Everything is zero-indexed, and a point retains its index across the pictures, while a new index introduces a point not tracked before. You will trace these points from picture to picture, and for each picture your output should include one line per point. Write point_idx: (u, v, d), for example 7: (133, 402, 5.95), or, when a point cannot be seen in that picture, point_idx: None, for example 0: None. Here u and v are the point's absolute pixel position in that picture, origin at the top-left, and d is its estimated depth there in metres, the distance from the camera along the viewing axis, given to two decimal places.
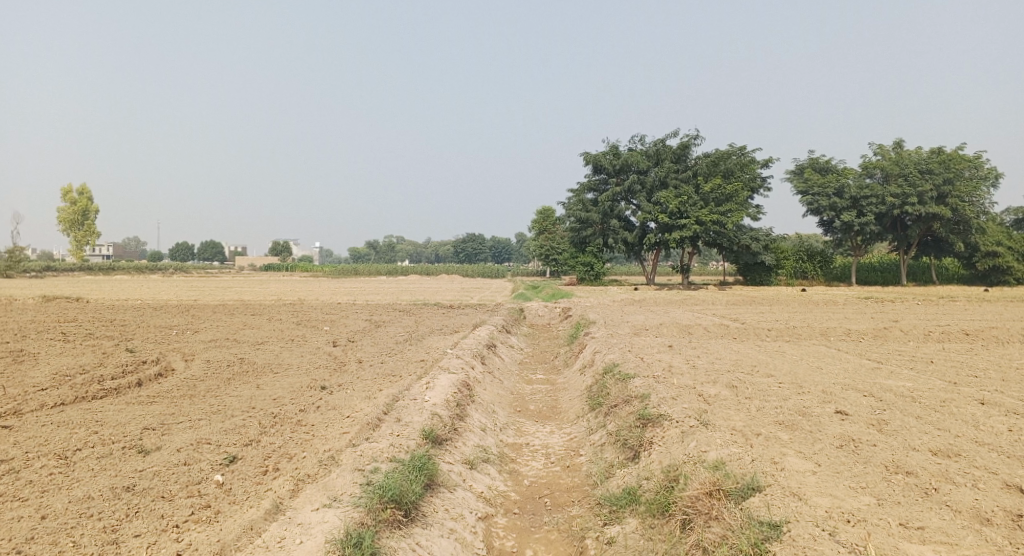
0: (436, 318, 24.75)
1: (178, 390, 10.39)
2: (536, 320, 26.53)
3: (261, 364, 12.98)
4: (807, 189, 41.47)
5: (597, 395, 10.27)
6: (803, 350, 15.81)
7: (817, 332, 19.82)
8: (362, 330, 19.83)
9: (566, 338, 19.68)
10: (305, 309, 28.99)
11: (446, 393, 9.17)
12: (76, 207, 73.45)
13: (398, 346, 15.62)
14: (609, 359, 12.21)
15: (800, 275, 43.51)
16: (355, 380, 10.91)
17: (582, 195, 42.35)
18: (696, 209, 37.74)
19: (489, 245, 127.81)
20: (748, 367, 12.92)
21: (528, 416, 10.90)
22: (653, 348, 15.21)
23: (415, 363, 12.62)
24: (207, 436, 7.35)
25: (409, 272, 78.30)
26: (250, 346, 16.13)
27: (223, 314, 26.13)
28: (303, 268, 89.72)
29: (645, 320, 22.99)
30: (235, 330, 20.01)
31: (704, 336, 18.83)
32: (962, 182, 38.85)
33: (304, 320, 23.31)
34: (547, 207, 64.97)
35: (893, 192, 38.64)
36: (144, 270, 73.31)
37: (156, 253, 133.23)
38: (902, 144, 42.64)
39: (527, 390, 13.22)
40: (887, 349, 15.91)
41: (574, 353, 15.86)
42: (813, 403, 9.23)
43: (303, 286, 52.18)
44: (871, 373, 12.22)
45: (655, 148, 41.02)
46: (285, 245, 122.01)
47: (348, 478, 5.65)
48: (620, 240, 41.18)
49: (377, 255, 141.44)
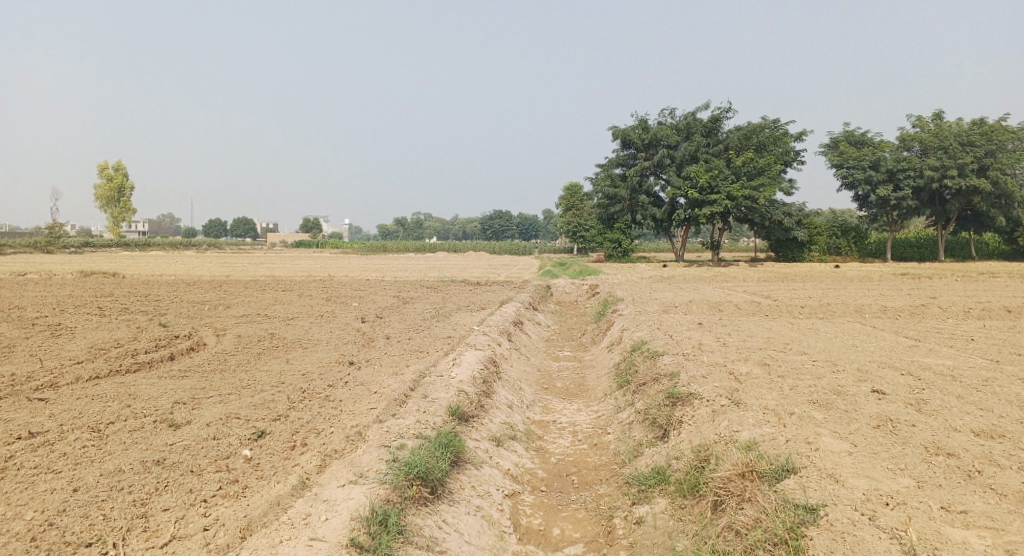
0: (464, 294, 24.75)
1: (209, 364, 10.51)
2: (563, 297, 26.41)
3: (290, 340, 13.08)
4: (842, 163, 40.40)
5: (625, 373, 10.14)
6: (837, 327, 15.46)
7: (852, 309, 19.38)
8: (390, 306, 19.92)
9: (593, 315, 19.53)
10: (334, 285, 29.20)
11: (473, 369, 9.12)
12: (113, 184, 74.81)
13: (425, 323, 15.63)
14: (637, 336, 12.06)
15: (833, 251, 42.59)
16: (383, 356, 10.93)
17: (610, 171, 41.86)
18: (726, 183, 37.07)
19: (516, 223, 127.68)
20: (780, 344, 12.66)
21: (555, 393, 10.83)
22: (682, 326, 15.00)
23: (442, 339, 12.61)
24: (237, 411, 7.40)
25: (437, 249, 78.56)
26: (280, 321, 16.28)
27: (254, 290, 26.45)
28: (332, 244, 90.48)
29: (674, 297, 22.74)
30: (266, 306, 20.22)
31: (734, 313, 18.54)
32: (1004, 154, 37.54)
33: (333, 296, 23.48)
34: (574, 183, 64.46)
35: (932, 165, 37.49)
36: (179, 246, 74.62)
37: (189, 230, 135.47)
38: (942, 116, 41.25)
39: (554, 367, 13.13)
40: (925, 326, 15.49)
41: (602, 330, 15.72)
42: (848, 382, 9.01)
43: (332, 262, 52.64)
44: (908, 351, 11.88)
45: (685, 121, 40.31)
46: (315, 222, 123.19)
47: (374, 455, 5.61)
48: (649, 216, 40.69)
49: (405, 232, 142.20)
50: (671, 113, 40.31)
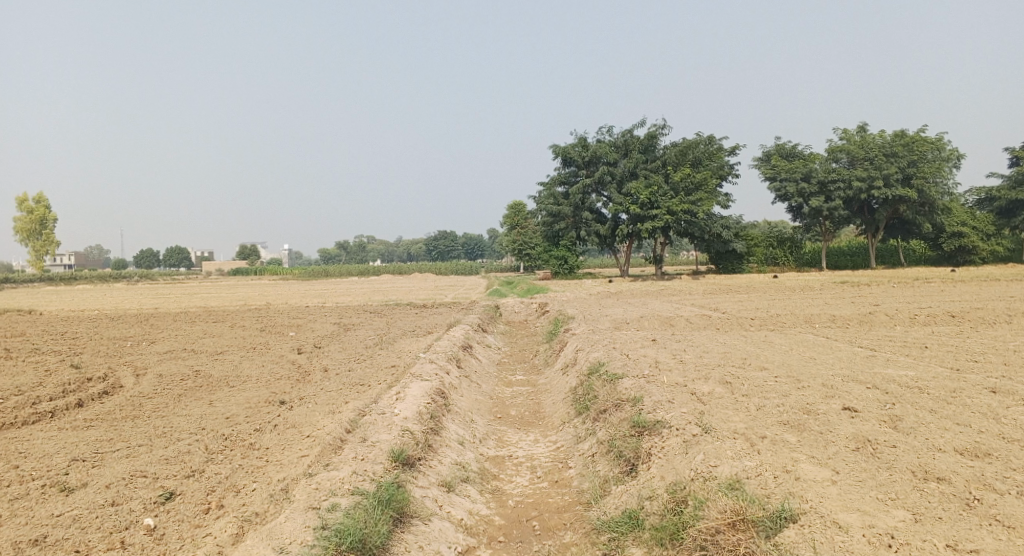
0: (409, 318, 23.77)
1: (121, 410, 9.34)
2: (511, 317, 25.72)
3: (217, 378, 11.95)
4: (775, 175, 41.09)
5: (583, 398, 9.48)
6: (791, 339, 15.19)
7: (802, 319, 19.29)
8: (329, 335, 18.80)
9: (544, 335, 18.90)
10: (272, 314, 27.73)
11: (419, 403, 8.29)
12: (34, 216, 70.78)
13: (367, 351, 14.65)
14: (593, 358, 11.41)
15: (770, 262, 43.17)
16: (319, 392, 9.99)
17: (552, 189, 41.55)
18: (666, 199, 37.27)
19: (461, 242, 127.04)
20: (739, 360, 12.22)
21: (509, 424, 10.07)
22: (636, 343, 14.48)
23: (385, 370, 11.71)
24: (143, 468, 6.36)
25: (381, 272, 76.93)
26: (208, 357, 15.04)
27: (184, 323, 24.86)
28: (272, 270, 87.63)
29: (625, 313, 22.31)
30: (195, 339, 18.84)
31: (687, 328, 18.20)
32: (926, 165, 38.87)
33: (268, 326, 22.16)
34: (516, 201, 63.95)
35: (860, 176, 38.53)
36: (108, 279, 70.79)
37: (119, 260, 129.71)
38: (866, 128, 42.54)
39: (506, 393, 12.39)
40: (876, 335, 15.39)
41: (555, 351, 15.04)
42: (816, 399, 8.58)
43: (271, 290, 50.83)
44: (867, 362, 11.59)
45: (624, 138, 40.39)
46: (252, 249, 119.60)
47: (300, 522, 4.78)
48: (592, 233, 40.46)
49: (349, 255, 139.69)
50: (609, 131, 40.37)
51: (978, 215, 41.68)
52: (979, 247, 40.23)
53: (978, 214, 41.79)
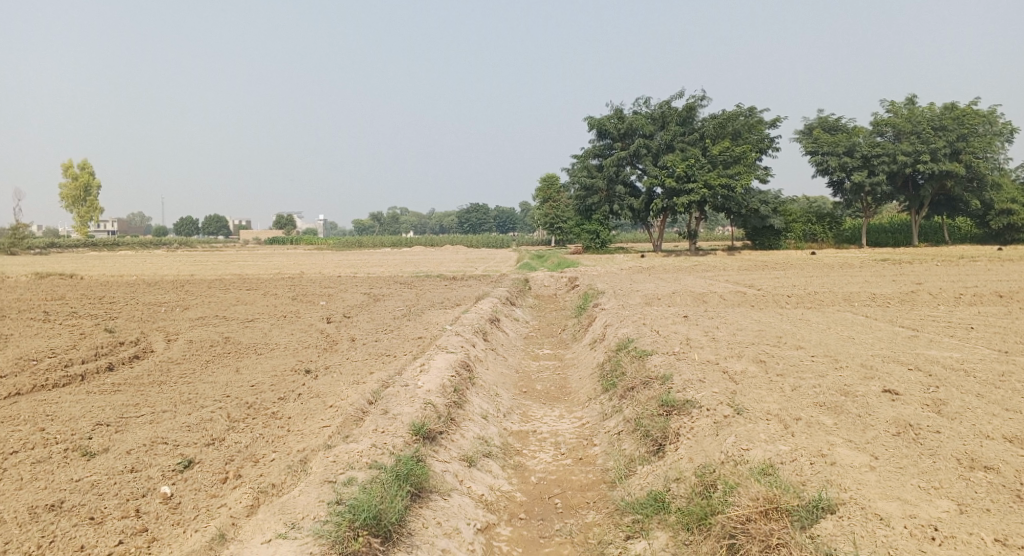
0: (439, 290, 23.72)
1: (149, 375, 9.40)
2: (542, 290, 25.54)
3: (245, 345, 12.01)
4: (816, 149, 39.87)
5: (610, 375, 9.25)
6: (828, 318, 14.73)
7: (840, 298, 18.73)
8: (359, 304, 18.82)
9: (574, 309, 18.67)
10: (304, 283, 27.93)
11: (442, 376, 8.16)
12: (78, 183, 72.37)
13: (395, 322, 14.60)
14: (621, 333, 11.16)
15: (809, 238, 42.13)
16: (344, 362, 9.94)
17: (586, 161, 40.96)
18: (703, 172, 36.46)
19: (494, 215, 126.95)
20: (773, 338, 11.86)
21: (535, 398, 9.91)
22: (667, 319, 14.16)
23: (411, 341, 11.63)
24: (165, 434, 6.34)
25: (414, 244, 77.20)
26: (238, 324, 15.16)
27: (218, 290, 25.20)
28: (307, 240, 88.62)
29: (656, 288, 21.97)
30: (227, 307, 19.04)
31: (720, 304, 17.81)
32: (976, 139, 37.32)
33: (299, 295, 22.33)
34: (549, 174, 63.32)
35: (905, 150, 37.18)
36: (148, 246, 72.29)
37: (160, 228, 132.44)
38: (914, 101, 40.95)
39: (533, 367, 12.24)
40: (919, 314, 14.83)
41: (584, 326, 14.81)
42: (855, 380, 8.24)
43: (306, 259, 51.40)
44: (909, 343, 11.14)
45: (660, 110, 39.52)
46: (288, 218, 121.00)
47: (314, 496, 4.69)
48: (626, 207, 39.88)
49: (382, 227, 140.47)
50: (646, 102, 39.51)
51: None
52: None
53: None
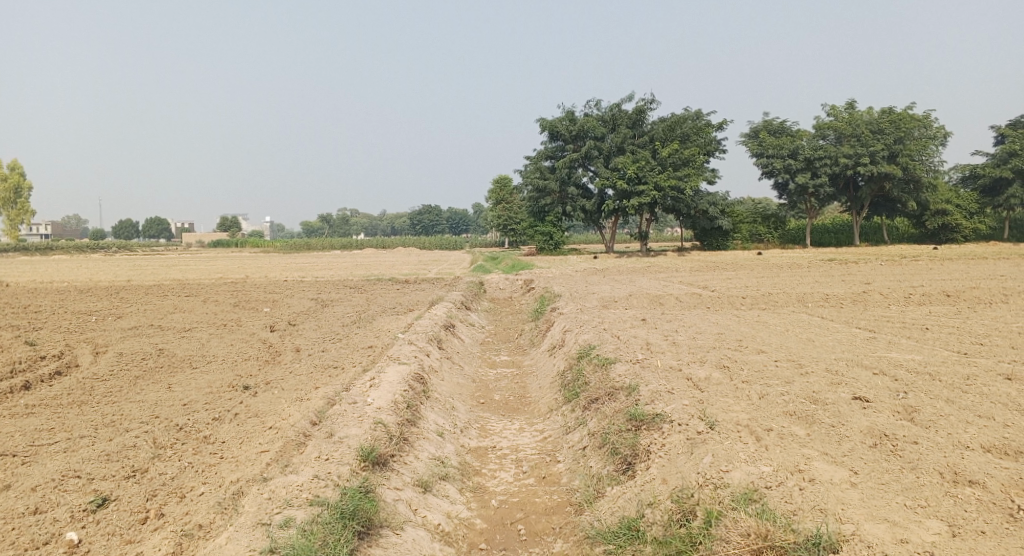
0: (391, 294, 22.97)
1: (68, 394, 8.52)
2: (496, 293, 25.05)
3: (180, 358, 11.14)
4: (762, 152, 40.48)
5: (572, 385, 8.82)
6: (786, 319, 14.63)
7: (793, 298, 18.78)
8: (306, 311, 18.02)
9: (530, 313, 18.25)
10: (248, 288, 26.78)
11: (394, 391, 7.58)
12: (9, 184, 68.71)
13: (344, 330, 13.88)
14: (582, 340, 10.72)
15: (755, 239, 42.81)
16: (287, 376, 9.24)
17: (539, 163, 40.65)
18: (653, 174, 36.57)
19: (446, 217, 126.07)
20: (734, 342, 11.62)
21: (493, 410, 9.41)
22: (626, 323, 13.84)
23: (362, 351, 10.98)
24: (80, 465, 5.61)
25: (365, 246, 75.80)
26: (174, 334, 14.21)
27: (155, 297, 23.93)
28: (254, 243, 86.26)
29: (612, 290, 21.73)
30: (163, 315, 17.96)
31: (677, 306, 17.65)
32: (912, 141, 38.41)
33: (242, 301, 21.29)
34: (501, 176, 62.88)
35: (846, 153, 38.04)
36: (85, 250, 69.15)
37: (98, 230, 127.29)
38: (853, 105, 42.02)
39: (490, 375, 11.73)
40: (873, 315, 14.86)
41: (541, 331, 14.37)
42: (822, 386, 8.00)
43: (253, 263, 49.78)
44: (868, 345, 11.03)
45: (611, 112, 39.47)
46: (234, 221, 117.60)
47: (244, 544, 4.18)
48: (579, 208, 39.75)
49: (332, 230, 137.65)
50: (596, 104, 39.43)
51: (962, 193, 41.44)
52: (962, 225, 40.07)
53: (962, 192, 41.52)
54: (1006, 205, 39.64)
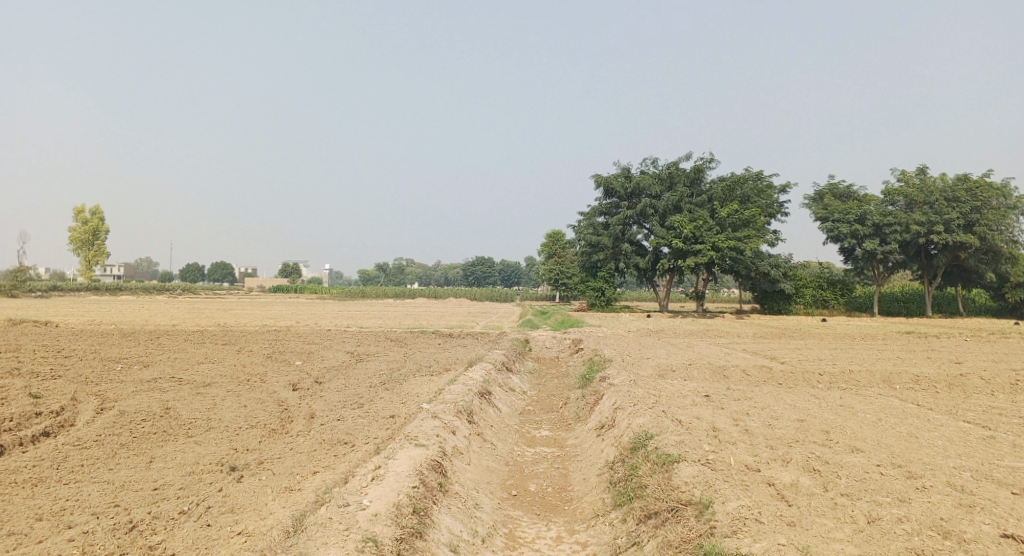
0: (431, 350, 21.59)
1: (31, 468, 7.29)
2: (543, 353, 23.48)
3: (180, 422, 9.88)
4: (827, 216, 38.29)
5: (625, 488, 7.20)
6: (873, 405, 12.59)
7: (877, 378, 16.56)
8: (337, 367, 16.74)
9: (577, 379, 16.57)
10: (289, 338, 25.84)
11: (399, 489, 6.11)
12: (87, 227, 71.08)
13: (369, 393, 12.47)
14: (636, 425, 9.02)
15: (819, 304, 40.12)
16: (285, 454, 7.84)
17: (593, 219, 39.31)
18: (711, 234, 34.83)
19: (499, 269, 125.81)
20: (820, 434, 9.71)
21: (527, 507, 7.81)
22: (686, 400, 12.05)
23: (381, 423, 9.53)
24: None
25: (417, 296, 75.37)
26: (190, 390, 13.07)
27: (193, 343, 23.15)
28: (311, 289, 87.21)
29: (669, 356, 19.94)
30: (189, 366, 16.92)
31: (742, 381, 15.77)
32: (990, 211, 35.55)
33: (276, 352, 20.19)
34: (556, 231, 61.66)
35: (918, 221, 35.50)
36: (151, 292, 70.53)
37: (165, 272, 131.13)
38: (926, 170, 39.52)
39: (528, 456, 10.13)
40: (979, 405, 12.66)
41: (588, 404, 12.69)
42: (952, 511, 6.15)
43: (303, 309, 49.56)
44: (990, 448, 8.96)
45: (668, 170, 37.93)
46: (293, 267, 119.53)
47: None
48: (632, 265, 38.07)
49: (386, 277, 138.30)
50: (654, 162, 38.05)
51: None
52: None
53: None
54: None
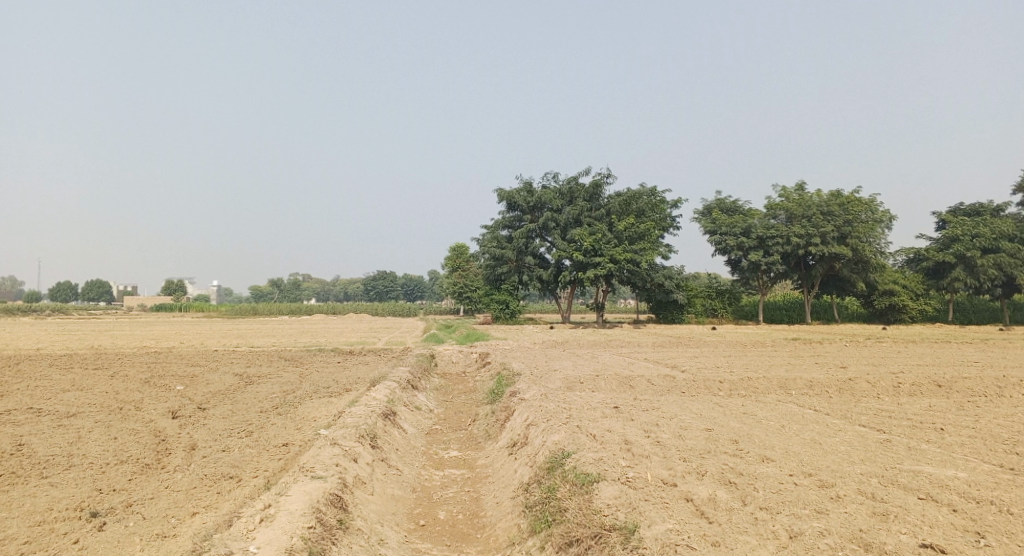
0: (329, 369, 20.47)
1: None
2: (448, 368, 22.85)
3: (35, 460, 8.62)
4: (716, 229, 39.88)
5: (542, 512, 6.81)
6: (775, 412, 12.80)
7: (775, 384, 17.02)
8: (225, 390, 15.47)
9: (485, 395, 16.07)
10: (173, 360, 23.87)
11: (292, 532, 5.42)
12: None
13: (260, 419, 11.50)
14: (550, 443, 8.63)
15: (710, 313, 41.64)
16: (160, 494, 6.89)
17: (495, 232, 39.15)
18: (609, 246, 35.44)
19: (400, 283, 123.92)
20: (730, 444, 9.66)
21: (437, 537, 7.24)
22: (597, 413, 11.81)
23: (273, 453, 8.66)
24: None
25: (315, 312, 72.71)
26: (51, 421, 11.60)
27: (59, 369, 20.90)
28: (199, 306, 82.42)
29: (575, 368, 19.80)
30: (52, 394, 15.12)
31: (648, 391, 15.79)
32: (860, 224, 38.07)
33: (156, 376, 18.48)
34: (458, 244, 61.25)
35: (797, 233, 37.52)
36: (15, 313, 64.23)
37: (32, 292, 120.43)
38: (804, 187, 41.99)
39: (436, 479, 9.53)
40: (870, 409, 13.12)
41: (497, 421, 12.21)
42: (869, 521, 6.11)
43: (190, 328, 46.42)
44: (889, 452, 9.16)
45: (568, 185, 38.36)
46: (179, 284, 112.65)
47: None
48: (534, 278, 38.13)
49: (282, 293, 132.79)
50: (554, 176, 38.41)
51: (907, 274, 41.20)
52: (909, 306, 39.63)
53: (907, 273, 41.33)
54: (950, 289, 39.37)
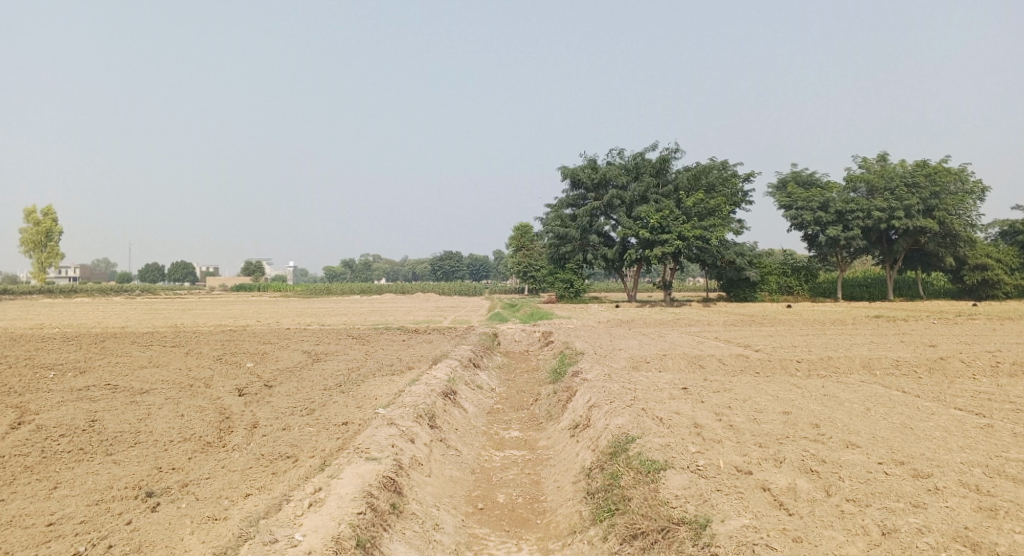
0: (394, 348, 20.51)
1: None
2: (512, 347, 22.60)
3: (103, 437, 8.76)
4: (790, 204, 38.08)
5: (606, 501, 6.41)
6: (858, 394, 11.94)
7: (857, 364, 15.99)
8: (291, 368, 15.63)
9: (548, 374, 15.71)
10: (245, 338, 24.49)
11: (340, 518, 5.20)
12: (40, 228, 68.02)
13: (322, 397, 11.47)
14: (614, 425, 8.17)
15: (784, 291, 39.88)
16: (216, 474, 6.82)
17: (560, 211, 38.53)
18: (677, 223, 34.32)
19: (467, 263, 124.93)
20: (809, 428, 8.97)
21: (496, 522, 6.93)
22: (664, 394, 11.27)
23: (331, 433, 8.53)
24: None
25: (384, 291, 73.92)
26: (124, 398, 11.90)
27: (139, 346, 21.68)
28: (275, 286, 85.12)
29: (641, 347, 19.20)
30: (130, 371, 15.62)
31: (719, 371, 15.07)
32: (948, 195, 35.63)
33: (228, 354, 18.90)
34: (523, 223, 60.88)
35: (879, 206, 35.43)
36: (107, 293, 67.81)
37: (123, 274, 127.16)
38: (886, 157, 39.60)
39: (496, 461, 9.23)
40: (965, 391, 12.09)
41: (560, 401, 11.83)
42: (974, 518, 5.43)
43: (265, 308, 47.80)
44: (992, 440, 8.30)
45: (634, 161, 37.31)
46: (256, 265, 116.65)
47: None
48: (600, 256, 37.37)
49: (353, 274, 135.85)
50: (619, 152, 37.43)
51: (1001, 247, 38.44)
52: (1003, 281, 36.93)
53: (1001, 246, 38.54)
54: None
